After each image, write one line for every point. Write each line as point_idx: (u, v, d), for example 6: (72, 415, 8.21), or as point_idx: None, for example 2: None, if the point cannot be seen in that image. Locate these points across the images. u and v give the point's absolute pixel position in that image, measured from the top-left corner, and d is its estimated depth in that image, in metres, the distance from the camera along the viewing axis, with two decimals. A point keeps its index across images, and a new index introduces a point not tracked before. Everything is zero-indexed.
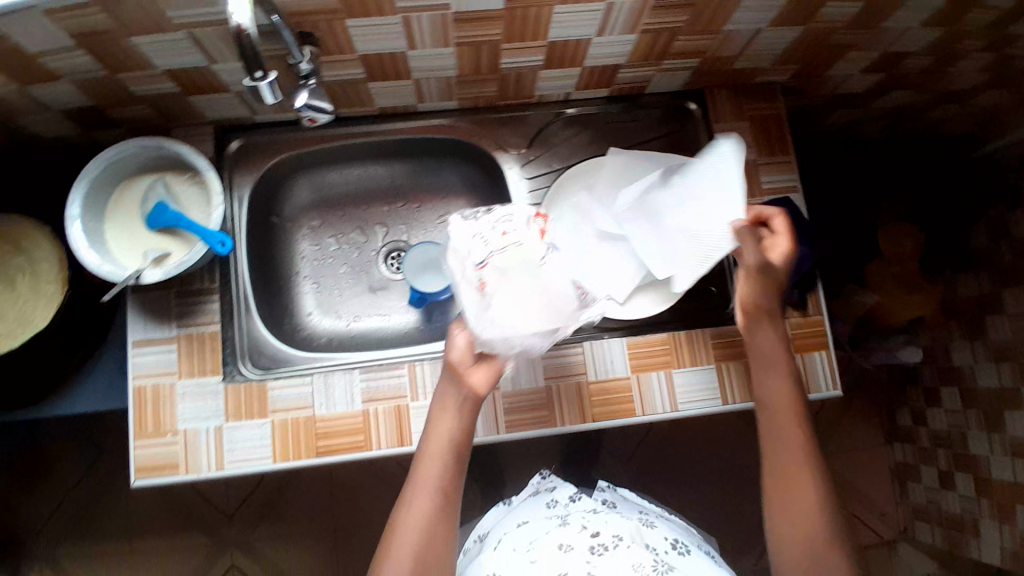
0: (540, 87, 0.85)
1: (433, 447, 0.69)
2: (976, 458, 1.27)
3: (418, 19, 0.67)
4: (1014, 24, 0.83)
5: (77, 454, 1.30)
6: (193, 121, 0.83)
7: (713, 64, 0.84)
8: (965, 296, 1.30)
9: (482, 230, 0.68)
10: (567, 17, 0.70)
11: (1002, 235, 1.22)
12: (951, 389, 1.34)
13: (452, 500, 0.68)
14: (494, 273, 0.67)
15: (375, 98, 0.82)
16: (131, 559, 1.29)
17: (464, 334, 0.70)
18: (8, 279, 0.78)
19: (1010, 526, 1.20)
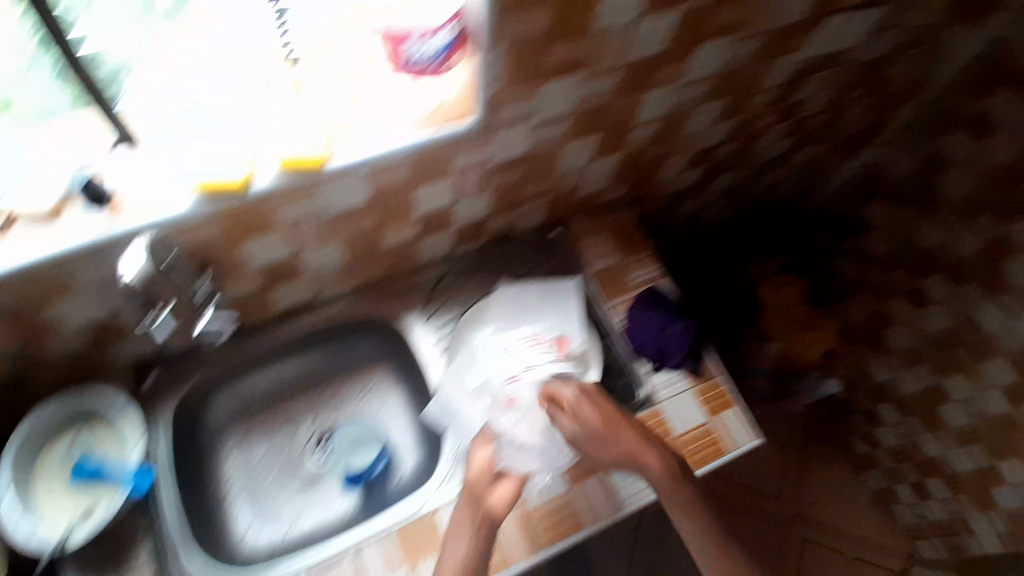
0: (422, 254, 0.95)
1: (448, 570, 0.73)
2: (936, 461, 1.35)
3: (298, 227, 0.74)
4: (793, 98, 1.01)
5: None
6: (105, 370, 0.85)
7: (563, 195, 0.98)
8: (858, 320, 1.44)
9: (510, 349, 0.88)
10: (428, 193, 0.80)
11: (864, 260, 1.42)
12: (886, 405, 1.44)
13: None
14: (517, 388, 0.84)
15: (277, 301, 0.89)
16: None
17: (483, 450, 0.83)
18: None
19: (995, 510, 1.24)
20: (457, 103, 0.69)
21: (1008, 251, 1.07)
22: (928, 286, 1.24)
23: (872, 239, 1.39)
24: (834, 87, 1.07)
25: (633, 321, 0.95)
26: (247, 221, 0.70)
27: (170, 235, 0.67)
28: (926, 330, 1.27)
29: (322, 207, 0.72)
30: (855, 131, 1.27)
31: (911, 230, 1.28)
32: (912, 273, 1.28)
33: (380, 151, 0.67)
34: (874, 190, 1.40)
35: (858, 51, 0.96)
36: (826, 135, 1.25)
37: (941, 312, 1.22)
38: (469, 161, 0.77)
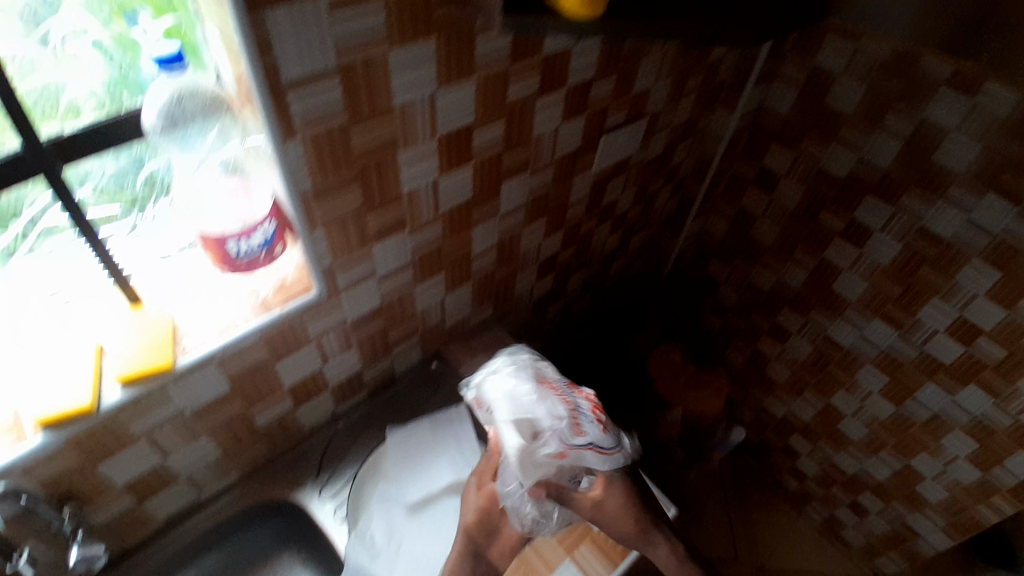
0: (305, 422, 0.95)
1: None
2: (859, 474, 1.42)
3: (162, 432, 0.74)
4: (603, 200, 1.20)
5: None
6: None
7: (428, 333, 1.05)
8: (742, 366, 1.58)
9: (554, 405, 0.79)
10: (291, 365, 0.83)
11: (723, 313, 1.57)
12: (796, 436, 1.54)
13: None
14: (568, 453, 0.76)
15: (156, 511, 0.84)
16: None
17: (475, 493, 0.85)
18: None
19: (928, 508, 1.30)
20: (296, 277, 0.76)
21: (834, 272, 1.24)
22: (783, 321, 1.41)
23: (724, 292, 1.53)
24: (635, 184, 1.26)
25: None
26: (108, 439, 0.69)
27: (23, 473, 0.64)
28: (798, 357, 1.42)
29: (180, 407, 0.73)
30: (667, 213, 1.49)
31: (748, 274, 1.45)
32: (766, 313, 1.44)
33: (231, 335, 0.70)
34: (707, 250, 1.53)
35: (640, 152, 1.15)
36: (648, 219, 1.45)
37: (802, 338, 1.38)
38: (323, 326, 0.82)
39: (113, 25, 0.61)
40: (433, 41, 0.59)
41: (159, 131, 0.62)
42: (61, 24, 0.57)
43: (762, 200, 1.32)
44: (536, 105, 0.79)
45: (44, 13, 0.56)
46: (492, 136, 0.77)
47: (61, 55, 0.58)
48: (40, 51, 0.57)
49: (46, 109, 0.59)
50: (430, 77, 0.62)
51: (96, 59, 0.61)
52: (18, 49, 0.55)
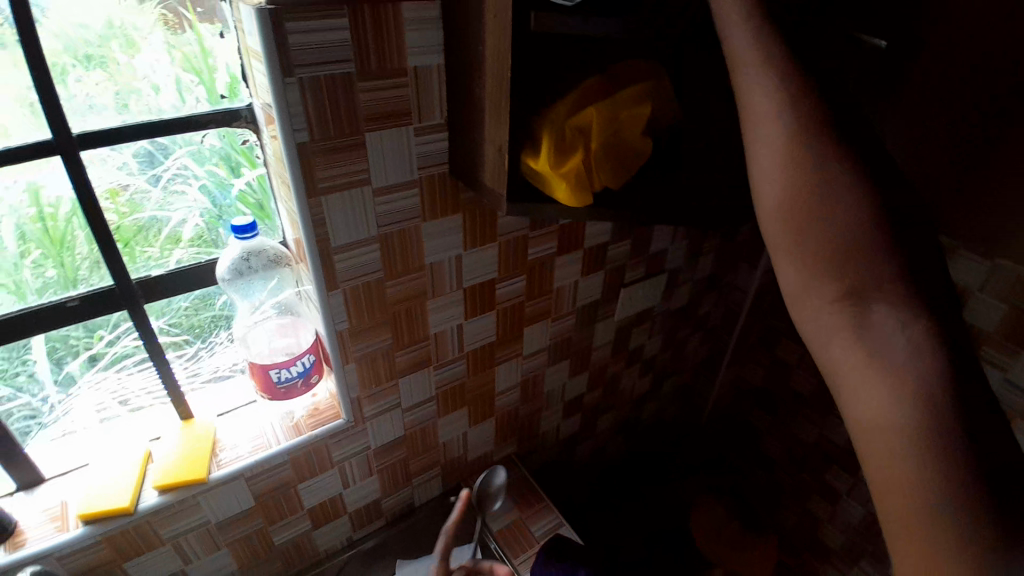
0: (320, 543, 0.98)
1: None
2: None
3: (187, 539, 0.79)
4: (629, 346, 1.25)
5: None
6: None
7: (450, 465, 1.08)
8: (793, 527, 1.47)
9: None
10: (313, 485, 0.88)
11: (769, 465, 1.51)
12: None
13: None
14: None
15: None
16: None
17: None
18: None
19: None
20: (329, 404, 0.86)
21: None
22: (831, 480, 1.34)
23: (766, 445, 1.50)
24: (663, 331, 1.32)
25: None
26: (136, 540, 0.74)
27: (56, 559, 0.69)
28: (851, 520, 1.32)
29: (207, 517, 0.78)
30: (699, 360, 1.53)
31: (790, 428, 1.42)
32: (811, 471, 1.39)
33: (262, 453, 0.78)
34: (748, 398, 1.53)
35: (663, 303, 1.24)
36: (678, 365, 1.48)
37: (853, 499, 1.30)
38: (347, 452, 0.88)
39: (216, 169, 0.75)
40: (460, 216, 0.72)
41: (226, 280, 0.76)
42: (174, 169, 0.73)
43: (797, 353, 1.34)
44: (554, 264, 0.91)
45: (160, 157, 0.71)
46: (515, 289, 0.88)
47: (170, 192, 0.74)
48: (153, 188, 0.72)
49: (151, 234, 0.74)
50: (458, 241, 0.74)
51: (197, 194, 0.76)
52: (135, 189, 0.71)
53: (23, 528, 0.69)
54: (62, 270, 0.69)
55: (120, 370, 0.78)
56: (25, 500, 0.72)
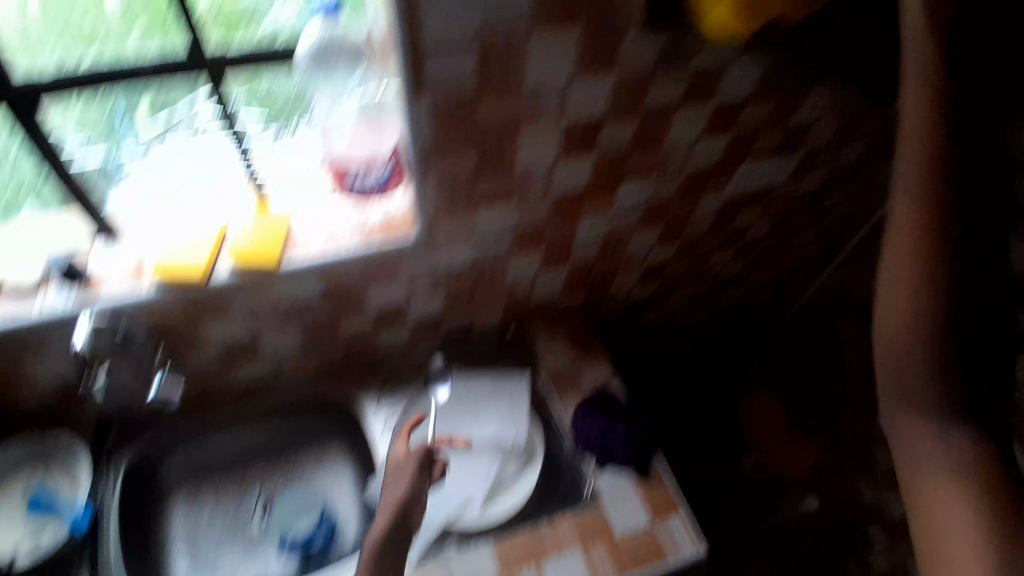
0: (382, 342, 1.04)
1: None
2: None
3: (260, 310, 0.86)
4: (731, 224, 1.13)
5: None
6: (77, 419, 0.91)
7: (515, 302, 1.08)
8: None
9: None
10: (381, 290, 0.90)
11: None
12: (875, 528, 1.39)
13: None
14: None
15: (241, 372, 0.97)
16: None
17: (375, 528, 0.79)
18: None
19: None
20: (402, 218, 0.83)
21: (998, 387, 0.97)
22: None
23: None
24: (774, 216, 1.17)
25: (579, 420, 0.98)
26: (211, 300, 0.81)
27: (138, 304, 0.78)
28: None
29: (279, 296, 0.84)
30: (809, 256, 1.36)
31: None
32: None
33: (335, 254, 0.80)
34: None
35: (787, 185, 1.08)
36: (781, 255, 1.33)
37: None
38: (417, 266, 0.88)
39: None
40: (580, 29, 0.62)
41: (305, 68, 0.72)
42: None
43: None
44: (675, 114, 0.78)
45: None
46: (622, 136, 0.77)
47: None
48: None
49: (251, 16, 0.72)
50: (568, 65, 0.65)
51: None
52: None
53: (100, 276, 0.78)
54: (163, 44, 0.70)
55: (201, 141, 0.79)
56: (103, 252, 0.80)
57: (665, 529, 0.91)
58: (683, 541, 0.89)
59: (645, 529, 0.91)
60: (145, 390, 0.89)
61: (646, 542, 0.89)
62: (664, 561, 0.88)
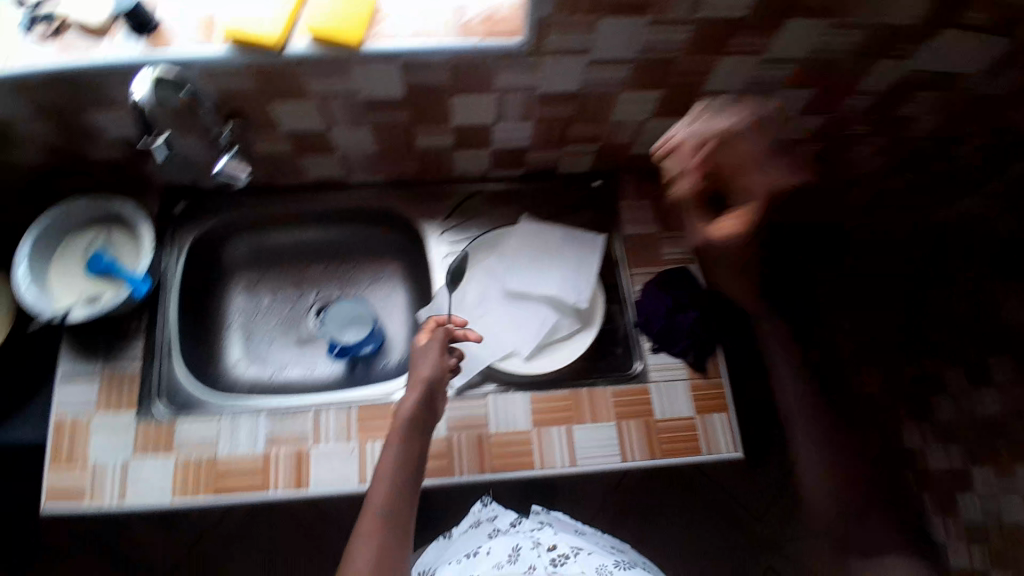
0: (458, 166, 0.95)
1: (377, 488, 0.72)
2: None
3: (334, 103, 0.78)
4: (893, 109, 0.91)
5: None
6: (146, 184, 0.91)
7: (609, 149, 0.95)
8: None
9: None
10: (468, 103, 0.80)
11: None
12: None
13: (393, 539, 0.70)
14: None
15: (308, 169, 0.92)
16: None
17: (410, 399, 0.77)
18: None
19: None
20: (508, 18, 0.73)
21: None
22: None
23: None
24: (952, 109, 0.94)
25: (647, 296, 0.93)
26: (283, 80, 0.73)
27: (205, 71, 0.71)
28: None
29: (358, 89, 0.76)
30: None
31: None
32: None
33: (427, 46, 0.71)
34: None
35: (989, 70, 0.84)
36: None
37: None
38: (511, 83, 0.78)
39: None
40: None
41: None
42: None
43: None
44: None
45: None
46: None
47: None
48: None
49: None
50: None
51: None
52: None
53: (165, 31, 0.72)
54: None
55: None
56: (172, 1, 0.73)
57: (708, 424, 0.86)
58: (724, 440, 0.85)
59: (687, 418, 0.87)
60: (213, 164, 0.86)
61: (685, 432, 0.86)
62: (698, 453, 0.85)
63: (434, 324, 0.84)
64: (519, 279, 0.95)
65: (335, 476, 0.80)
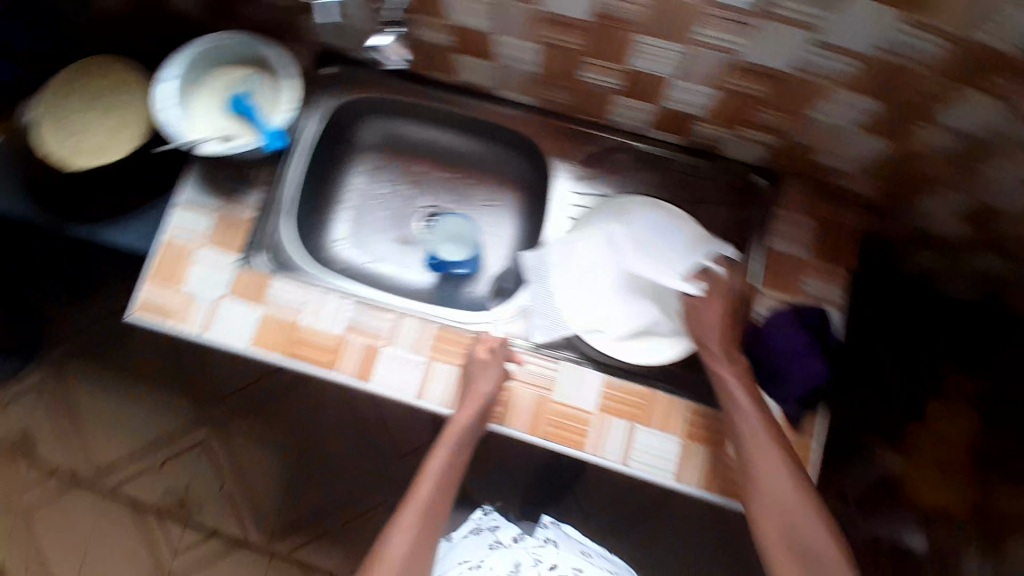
0: (614, 113, 0.85)
1: (423, 484, 0.73)
2: None
3: (511, 9, 0.70)
4: None
5: (110, 296, 1.41)
6: (301, 38, 0.88)
7: (793, 147, 0.81)
8: None
9: None
10: (655, 50, 0.70)
11: None
12: None
13: (429, 530, 0.71)
14: None
15: (460, 71, 0.85)
16: (118, 407, 1.38)
17: (464, 413, 0.74)
18: (101, 108, 0.85)
19: None
20: None
21: None
22: None
23: None
24: None
25: (775, 327, 0.80)
26: None
27: None
28: None
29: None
30: None
31: None
32: None
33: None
34: None
35: None
36: None
37: None
38: (712, 38, 0.66)
39: None
40: None
41: None
42: None
43: None
44: None
45: None
46: None
47: None
48: None
49: None
50: None
51: None
52: None
53: None
54: None
55: None
56: None
57: None
58: None
59: None
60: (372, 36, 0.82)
61: None
62: None
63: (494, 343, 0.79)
64: (641, 258, 0.84)
65: (393, 381, 0.79)
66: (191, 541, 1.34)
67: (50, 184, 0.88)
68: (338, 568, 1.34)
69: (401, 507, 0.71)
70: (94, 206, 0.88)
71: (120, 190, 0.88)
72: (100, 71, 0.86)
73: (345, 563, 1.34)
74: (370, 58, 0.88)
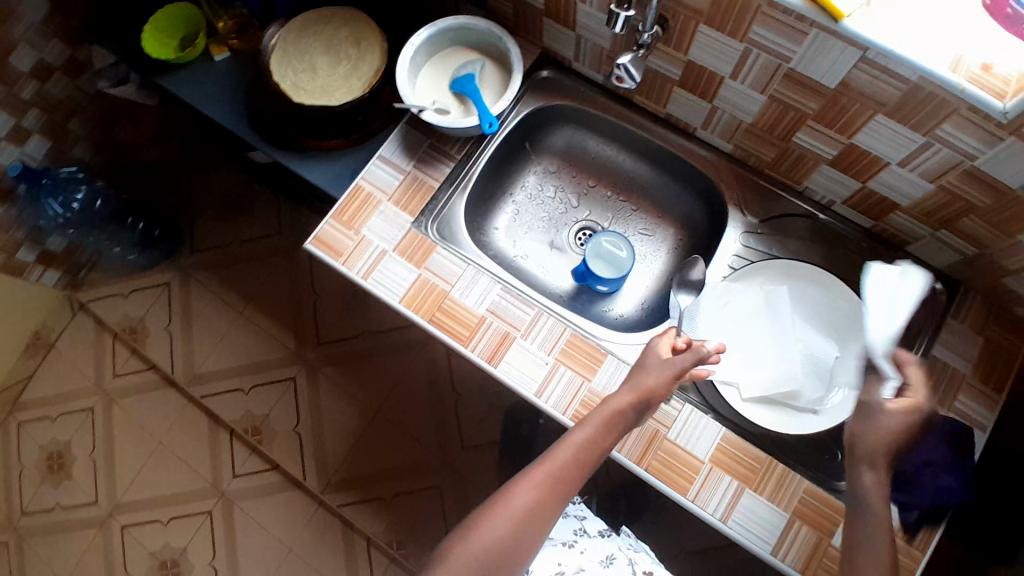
0: (811, 179, 0.86)
1: (562, 449, 0.73)
2: None
3: (756, 57, 0.72)
4: None
5: (254, 221, 1.50)
6: (530, 39, 0.93)
7: (988, 263, 0.78)
8: None
9: None
10: (884, 132, 0.71)
11: None
12: None
13: (558, 493, 0.72)
14: None
15: (671, 103, 0.88)
16: (226, 323, 1.46)
17: (626, 397, 0.74)
18: (335, 56, 0.91)
19: None
20: (1005, 77, 0.60)
21: None
22: None
23: None
24: None
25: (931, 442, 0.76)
26: (733, 13, 0.68)
27: None
28: None
29: (794, 56, 0.69)
30: None
31: None
32: None
33: (902, 49, 0.61)
34: None
35: None
36: None
37: None
38: (950, 135, 0.66)
39: None
40: None
41: None
42: None
43: None
44: None
45: None
46: None
47: None
48: None
49: None
50: None
51: None
52: None
53: None
54: None
55: None
56: None
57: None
58: None
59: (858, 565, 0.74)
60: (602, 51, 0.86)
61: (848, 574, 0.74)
62: None
63: (682, 343, 0.79)
64: (793, 325, 0.85)
65: (522, 374, 0.81)
66: (253, 468, 1.40)
67: (266, 113, 0.96)
68: (377, 535, 1.36)
69: (535, 465, 0.73)
70: (296, 135, 0.94)
71: (323, 127, 0.93)
72: (337, 17, 0.92)
73: (385, 532, 1.36)
74: (590, 73, 0.93)
